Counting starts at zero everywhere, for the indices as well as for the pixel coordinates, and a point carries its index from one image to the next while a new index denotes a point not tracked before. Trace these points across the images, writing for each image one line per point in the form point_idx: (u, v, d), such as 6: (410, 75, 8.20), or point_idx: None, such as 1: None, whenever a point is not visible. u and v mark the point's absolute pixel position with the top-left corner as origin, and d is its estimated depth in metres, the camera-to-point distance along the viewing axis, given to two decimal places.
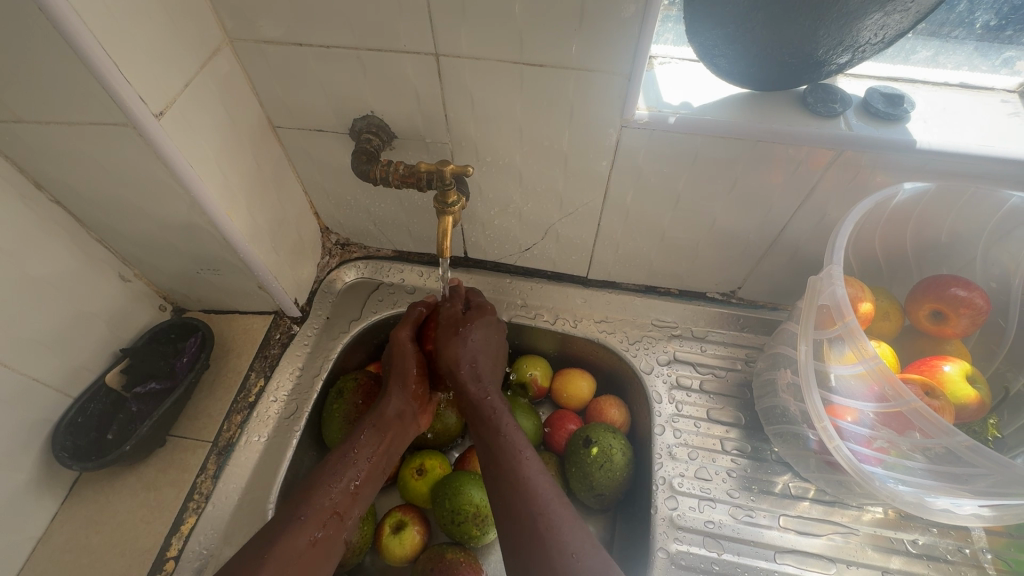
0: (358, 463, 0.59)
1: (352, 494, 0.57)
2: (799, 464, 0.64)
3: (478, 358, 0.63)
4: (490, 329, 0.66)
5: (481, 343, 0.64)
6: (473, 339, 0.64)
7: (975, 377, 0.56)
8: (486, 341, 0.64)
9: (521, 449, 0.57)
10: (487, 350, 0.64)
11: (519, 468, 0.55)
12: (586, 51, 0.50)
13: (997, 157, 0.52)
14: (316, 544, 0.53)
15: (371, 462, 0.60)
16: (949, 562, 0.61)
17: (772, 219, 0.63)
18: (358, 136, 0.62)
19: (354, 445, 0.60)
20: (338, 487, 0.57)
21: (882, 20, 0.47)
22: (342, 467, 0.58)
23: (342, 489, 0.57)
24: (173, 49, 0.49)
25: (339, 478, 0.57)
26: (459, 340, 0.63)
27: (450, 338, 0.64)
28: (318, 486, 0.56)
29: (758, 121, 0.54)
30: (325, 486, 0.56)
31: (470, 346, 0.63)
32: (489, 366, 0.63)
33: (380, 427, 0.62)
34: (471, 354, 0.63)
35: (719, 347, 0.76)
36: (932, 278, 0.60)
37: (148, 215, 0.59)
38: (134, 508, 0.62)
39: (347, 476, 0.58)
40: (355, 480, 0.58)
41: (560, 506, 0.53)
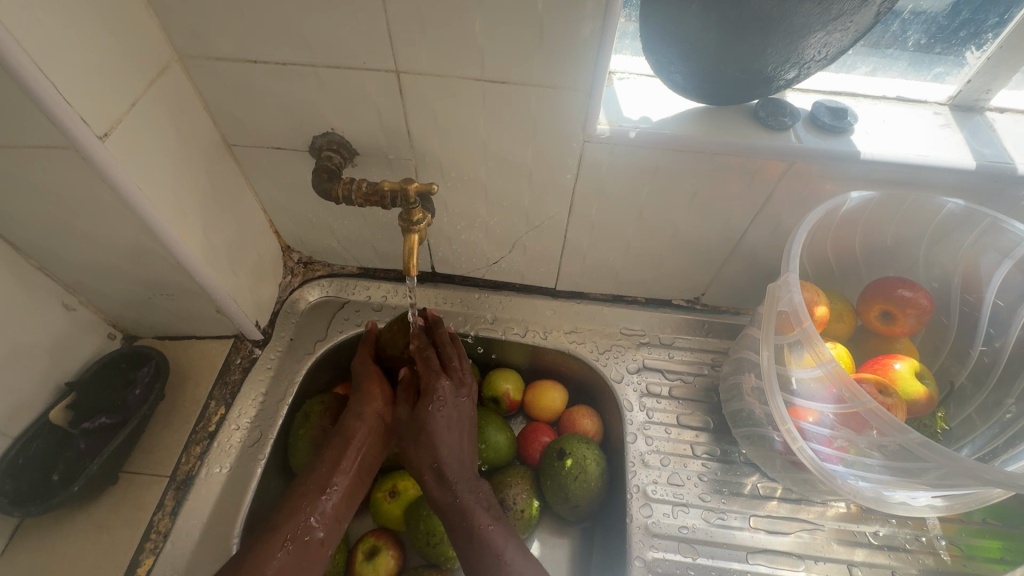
0: (326, 469, 0.61)
1: (320, 498, 0.59)
2: (766, 465, 0.66)
3: (442, 451, 0.61)
4: (453, 412, 0.63)
5: (446, 433, 0.62)
6: (436, 446, 0.61)
7: (924, 373, 0.58)
8: (451, 427, 0.63)
9: (500, 552, 0.56)
10: (451, 439, 0.62)
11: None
12: (548, 70, 0.51)
13: (935, 165, 0.55)
14: (291, 546, 0.56)
15: (336, 464, 0.61)
16: (908, 551, 0.63)
17: (731, 228, 0.66)
18: (319, 154, 0.61)
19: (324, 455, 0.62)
20: (312, 493, 0.60)
21: (825, 38, 0.50)
22: (314, 473, 0.61)
23: (314, 493, 0.60)
24: (117, 68, 0.47)
25: (309, 488, 0.60)
26: (427, 437, 0.62)
27: (415, 439, 0.62)
28: (292, 496, 0.59)
29: (714, 135, 0.56)
30: (296, 498, 0.59)
31: (443, 433, 0.62)
32: (455, 460, 0.61)
33: (346, 432, 0.63)
34: (436, 454, 0.61)
35: (685, 353, 0.77)
36: (880, 280, 0.63)
37: (95, 240, 0.55)
38: (85, 552, 0.58)
39: (317, 481, 0.60)
40: (324, 480, 0.60)
41: None
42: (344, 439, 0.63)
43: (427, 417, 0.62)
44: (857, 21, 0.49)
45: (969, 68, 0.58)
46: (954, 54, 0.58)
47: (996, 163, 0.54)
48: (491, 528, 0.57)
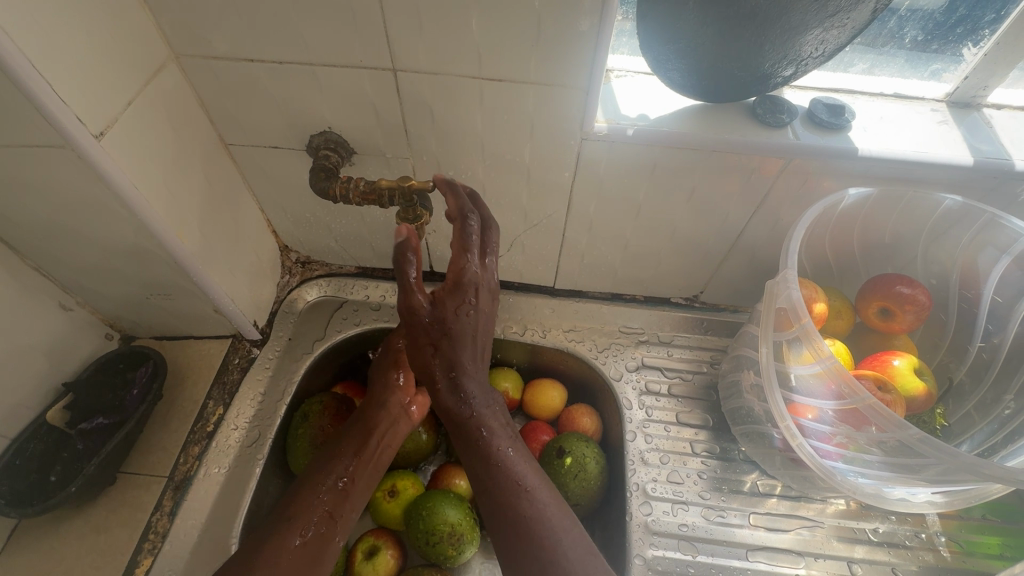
0: (344, 462, 0.61)
1: (337, 492, 0.59)
2: (766, 462, 0.66)
3: (465, 357, 0.52)
4: (480, 315, 0.52)
5: (473, 338, 0.52)
6: (458, 352, 0.51)
7: (923, 370, 0.58)
8: (476, 334, 0.52)
9: (521, 479, 0.52)
10: (473, 344, 0.52)
11: (522, 509, 0.50)
12: (545, 68, 0.51)
13: (933, 161, 0.54)
14: (304, 539, 0.55)
15: (354, 457, 0.62)
16: (908, 548, 0.63)
17: (729, 225, 0.66)
18: (316, 153, 0.61)
19: (341, 447, 0.62)
20: (329, 486, 0.59)
21: (822, 35, 0.50)
22: (330, 466, 0.60)
23: (331, 485, 0.59)
24: (114, 66, 0.47)
25: (325, 480, 0.59)
26: (449, 343, 0.51)
27: (433, 341, 0.51)
28: (308, 487, 0.58)
29: (712, 132, 0.56)
30: (312, 489, 0.58)
31: (463, 344, 0.51)
32: (473, 367, 0.53)
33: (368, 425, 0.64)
34: (455, 358, 0.52)
35: (684, 350, 0.78)
36: (879, 276, 0.63)
37: (91, 240, 0.55)
38: (83, 555, 0.58)
39: (335, 473, 0.60)
40: (341, 473, 0.60)
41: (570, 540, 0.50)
42: (362, 433, 0.64)
43: (444, 323, 0.50)
44: (854, 18, 0.49)
45: (966, 65, 0.58)
46: (951, 51, 0.58)
47: (994, 159, 0.54)
48: (513, 454, 0.53)
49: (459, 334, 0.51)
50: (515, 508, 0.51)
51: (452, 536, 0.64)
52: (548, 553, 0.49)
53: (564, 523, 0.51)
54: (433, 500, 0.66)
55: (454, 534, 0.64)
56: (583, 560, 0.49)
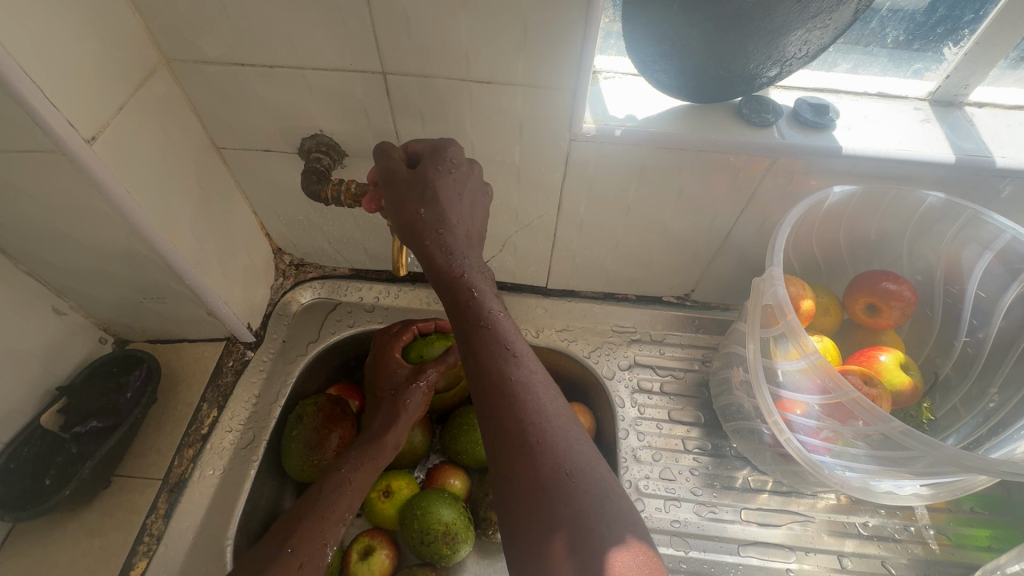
0: (348, 493, 0.59)
1: (340, 523, 0.58)
2: (756, 458, 0.67)
3: (452, 216, 0.51)
4: (466, 183, 0.53)
5: (461, 201, 0.52)
6: (447, 210, 0.51)
7: (908, 365, 0.59)
8: (465, 199, 0.52)
9: (507, 342, 0.49)
10: (464, 206, 0.52)
11: (506, 368, 0.48)
12: (532, 70, 0.52)
13: (916, 159, 0.55)
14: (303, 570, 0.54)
15: (358, 489, 0.60)
16: (898, 541, 0.64)
17: (717, 223, 0.66)
18: (307, 156, 0.61)
19: (344, 475, 0.60)
20: (333, 516, 0.57)
21: (804, 36, 0.51)
22: (335, 496, 0.58)
23: (335, 518, 0.57)
24: (106, 72, 0.47)
25: (328, 511, 0.57)
26: (435, 197, 0.51)
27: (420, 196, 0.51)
28: (310, 517, 0.56)
29: (699, 132, 0.57)
30: (314, 518, 0.56)
31: (452, 201, 0.51)
32: (463, 232, 0.52)
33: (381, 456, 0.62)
34: (443, 217, 0.51)
35: (676, 348, 0.78)
36: (865, 273, 0.64)
37: (84, 244, 0.55)
38: (78, 558, 0.58)
39: (339, 505, 0.58)
40: (345, 507, 0.58)
41: (555, 409, 0.47)
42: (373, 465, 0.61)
43: (431, 177, 0.51)
44: (835, 18, 0.49)
45: (948, 64, 0.59)
46: (933, 51, 0.59)
47: (975, 156, 0.55)
48: (501, 317, 0.51)
49: (443, 195, 0.51)
50: (501, 366, 0.48)
51: (447, 535, 0.64)
52: (532, 414, 0.46)
53: (551, 393, 0.48)
54: (428, 500, 0.66)
55: (449, 533, 0.64)
56: (570, 431, 0.46)
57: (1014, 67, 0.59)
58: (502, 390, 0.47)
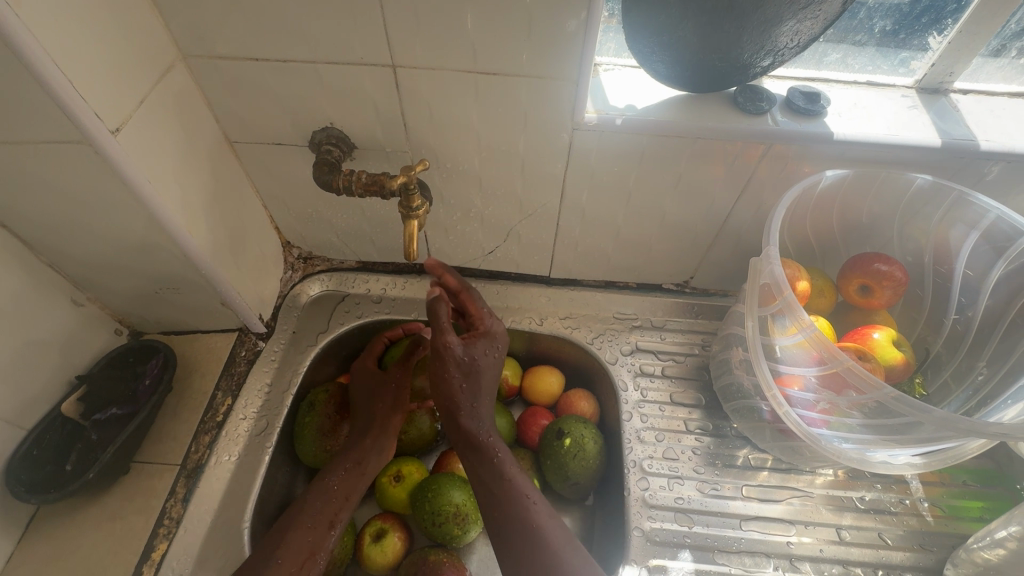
0: (334, 501, 0.62)
1: (328, 532, 0.60)
2: (756, 436, 0.69)
3: (479, 393, 0.62)
4: (497, 362, 0.64)
5: (491, 377, 0.63)
6: (479, 376, 0.61)
7: (901, 342, 0.62)
8: (493, 367, 0.63)
9: (528, 494, 0.59)
10: (489, 380, 0.63)
11: (527, 509, 0.58)
12: (536, 61, 0.54)
13: (904, 144, 0.58)
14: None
15: (343, 497, 0.62)
16: (893, 513, 0.66)
17: (715, 210, 0.69)
18: (319, 148, 0.63)
19: (329, 482, 0.63)
20: (318, 525, 0.59)
21: (796, 26, 0.53)
22: (321, 505, 0.61)
23: (320, 527, 0.59)
24: (128, 67, 0.49)
25: (317, 520, 0.60)
26: (474, 380, 0.61)
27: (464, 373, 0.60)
28: (296, 527, 0.58)
29: (696, 121, 0.59)
30: (303, 528, 0.58)
31: (483, 379, 0.62)
32: (488, 400, 0.63)
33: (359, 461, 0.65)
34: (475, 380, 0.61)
35: (677, 334, 0.81)
36: (858, 255, 0.66)
37: (104, 235, 0.57)
38: (100, 541, 0.59)
39: (323, 514, 0.60)
40: (331, 514, 0.61)
41: (567, 546, 0.56)
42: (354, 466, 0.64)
43: (475, 366, 0.61)
44: (825, 10, 0.52)
45: (933, 53, 0.61)
46: (918, 40, 0.61)
47: (961, 140, 0.58)
48: (521, 477, 0.61)
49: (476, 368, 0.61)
50: (524, 508, 0.58)
51: (457, 517, 0.66)
52: (550, 550, 0.56)
53: (566, 535, 0.58)
54: (438, 483, 0.68)
55: (459, 514, 0.66)
56: (577, 561, 0.55)
57: (996, 55, 0.61)
58: (526, 527, 0.57)
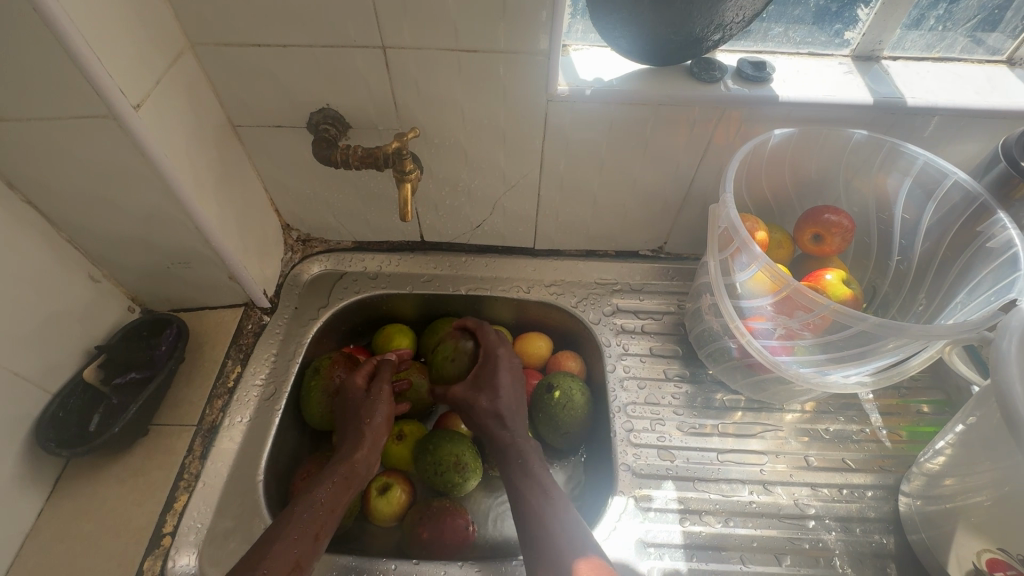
0: (321, 513, 0.60)
1: (314, 543, 0.58)
2: (728, 378, 0.76)
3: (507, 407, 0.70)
4: (513, 382, 0.73)
5: (510, 394, 0.72)
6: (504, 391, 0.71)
7: (850, 281, 0.68)
8: (513, 386, 0.73)
9: (548, 485, 0.65)
10: (512, 397, 0.72)
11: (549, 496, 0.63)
12: (512, 38, 0.60)
13: (841, 103, 0.65)
14: None
15: (330, 509, 0.61)
16: (856, 441, 0.73)
17: (681, 174, 0.76)
18: (316, 128, 0.69)
19: (316, 495, 0.61)
20: (304, 537, 0.57)
21: (740, 2, 0.60)
22: (308, 516, 0.59)
23: (307, 539, 0.57)
24: (146, 50, 0.55)
25: (303, 531, 0.58)
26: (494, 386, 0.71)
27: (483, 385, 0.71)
28: (282, 540, 0.56)
29: (658, 89, 0.66)
30: (289, 539, 0.56)
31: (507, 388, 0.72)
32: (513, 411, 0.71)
33: (345, 474, 0.64)
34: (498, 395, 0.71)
35: (654, 295, 0.87)
36: (809, 209, 0.73)
37: (121, 209, 0.62)
38: (125, 495, 0.63)
39: (310, 525, 0.58)
40: (317, 526, 0.59)
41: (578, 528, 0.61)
42: (337, 478, 0.63)
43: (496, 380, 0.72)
44: None
45: (863, 24, 0.69)
46: (849, 13, 0.69)
47: (890, 97, 0.65)
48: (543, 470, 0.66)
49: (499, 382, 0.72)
50: (547, 496, 0.63)
51: (457, 466, 0.71)
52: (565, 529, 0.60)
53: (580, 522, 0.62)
54: (439, 437, 0.73)
55: (459, 464, 0.71)
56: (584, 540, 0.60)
57: (917, 24, 0.69)
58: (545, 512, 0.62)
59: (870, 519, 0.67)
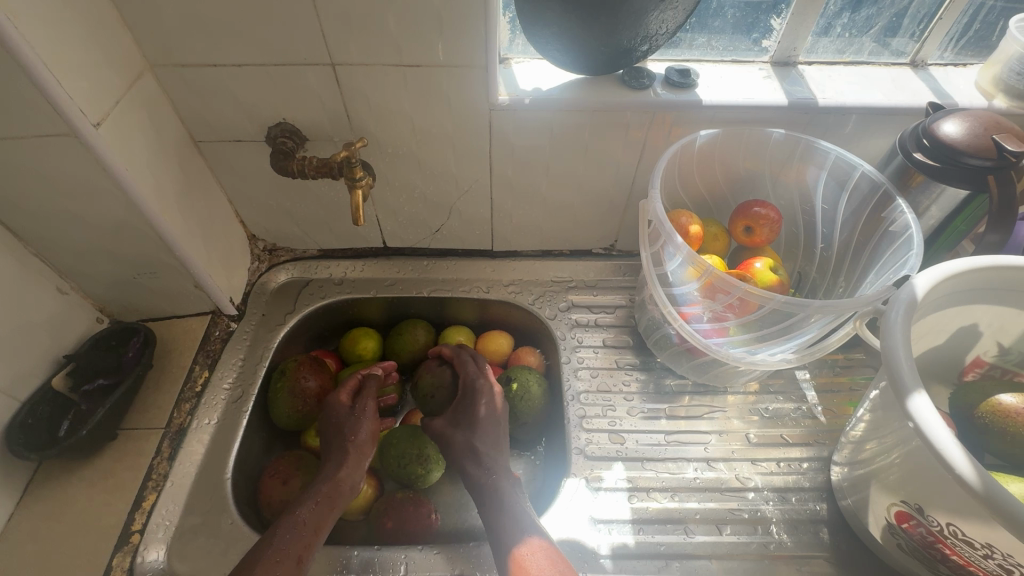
0: (304, 534, 0.59)
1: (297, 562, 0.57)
2: (674, 364, 0.81)
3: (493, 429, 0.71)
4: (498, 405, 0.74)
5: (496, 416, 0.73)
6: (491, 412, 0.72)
7: (777, 268, 0.74)
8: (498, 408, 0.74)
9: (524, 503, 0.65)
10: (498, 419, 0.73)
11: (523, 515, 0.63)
12: (451, 53, 0.65)
13: (759, 105, 0.71)
14: None
15: (313, 530, 0.60)
16: (793, 418, 0.78)
17: (622, 175, 0.81)
18: (274, 141, 0.73)
19: (299, 516, 0.61)
20: (287, 557, 0.56)
21: (661, 15, 0.66)
22: (290, 537, 0.58)
23: (289, 558, 0.56)
24: (105, 72, 0.58)
25: (285, 551, 0.57)
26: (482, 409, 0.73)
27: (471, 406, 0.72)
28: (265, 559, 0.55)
29: (592, 96, 0.71)
30: (272, 557, 0.55)
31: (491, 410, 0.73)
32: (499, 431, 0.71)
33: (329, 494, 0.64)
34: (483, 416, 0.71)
35: (607, 290, 0.92)
36: (740, 204, 0.79)
37: (86, 222, 0.65)
38: (94, 496, 0.66)
39: (293, 545, 0.57)
40: (300, 548, 0.58)
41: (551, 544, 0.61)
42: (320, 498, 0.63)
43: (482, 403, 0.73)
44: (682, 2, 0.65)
45: (777, 32, 0.75)
46: (764, 23, 0.75)
47: (803, 98, 0.71)
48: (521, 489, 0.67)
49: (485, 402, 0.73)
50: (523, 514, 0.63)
51: (420, 458, 0.74)
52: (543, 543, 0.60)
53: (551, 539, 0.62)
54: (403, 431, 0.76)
55: (422, 456, 0.74)
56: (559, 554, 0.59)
57: (827, 31, 0.76)
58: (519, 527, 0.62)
59: (805, 488, 0.71)
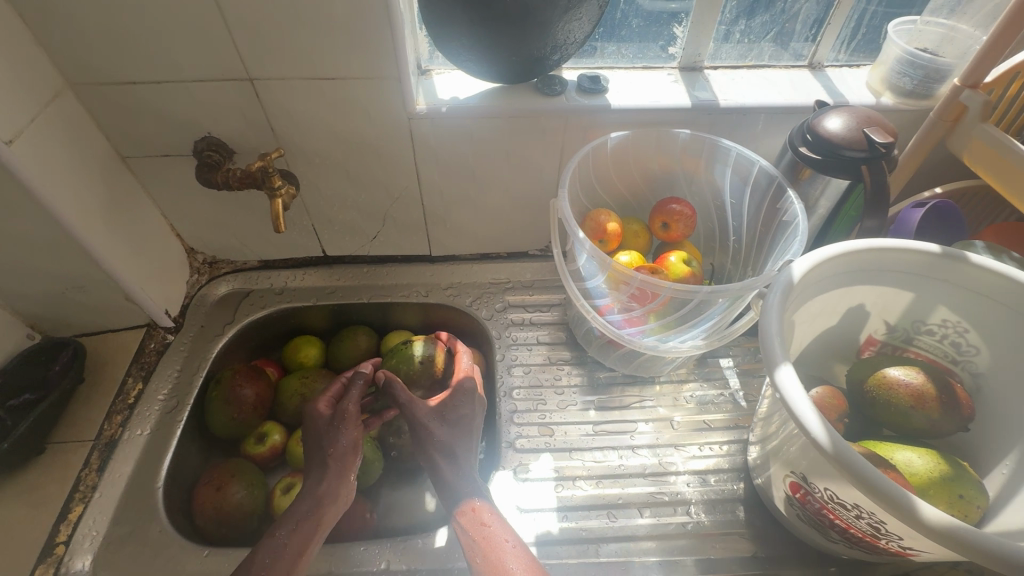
0: (287, 556, 0.56)
1: None
2: (603, 357, 0.84)
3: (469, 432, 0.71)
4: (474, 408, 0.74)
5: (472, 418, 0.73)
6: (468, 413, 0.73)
7: (692, 261, 0.78)
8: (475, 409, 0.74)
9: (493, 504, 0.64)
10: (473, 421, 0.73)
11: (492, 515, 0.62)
12: (365, 65, 0.68)
13: (664, 107, 0.76)
14: None
15: (297, 552, 0.57)
16: (716, 404, 0.81)
17: (546, 177, 0.85)
18: (200, 155, 0.75)
19: (279, 538, 0.57)
20: None
21: (568, 25, 0.70)
22: (272, 560, 0.55)
23: None
24: (18, 91, 0.60)
25: None
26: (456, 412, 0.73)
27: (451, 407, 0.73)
28: None
29: (507, 103, 0.75)
30: None
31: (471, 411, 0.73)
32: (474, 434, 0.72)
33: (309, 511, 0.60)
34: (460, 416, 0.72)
35: (542, 290, 0.95)
36: (658, 202, 0.83)
37: (7, 238, 0.66)
38: (20, 511, 0.66)
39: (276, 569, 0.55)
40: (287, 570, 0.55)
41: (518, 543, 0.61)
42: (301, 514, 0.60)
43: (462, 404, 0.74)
44: (584, 13, 0.69)
45: (681, 40, 0.80)
46: (668, 31, 0.80)
47: (705, 100, 0.76)
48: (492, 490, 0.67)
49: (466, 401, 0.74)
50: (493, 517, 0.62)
51: None
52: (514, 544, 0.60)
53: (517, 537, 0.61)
54: None
55: None
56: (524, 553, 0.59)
57: (727, 38, 0.81)
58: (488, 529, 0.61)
59: (724, 470, 0.75)
